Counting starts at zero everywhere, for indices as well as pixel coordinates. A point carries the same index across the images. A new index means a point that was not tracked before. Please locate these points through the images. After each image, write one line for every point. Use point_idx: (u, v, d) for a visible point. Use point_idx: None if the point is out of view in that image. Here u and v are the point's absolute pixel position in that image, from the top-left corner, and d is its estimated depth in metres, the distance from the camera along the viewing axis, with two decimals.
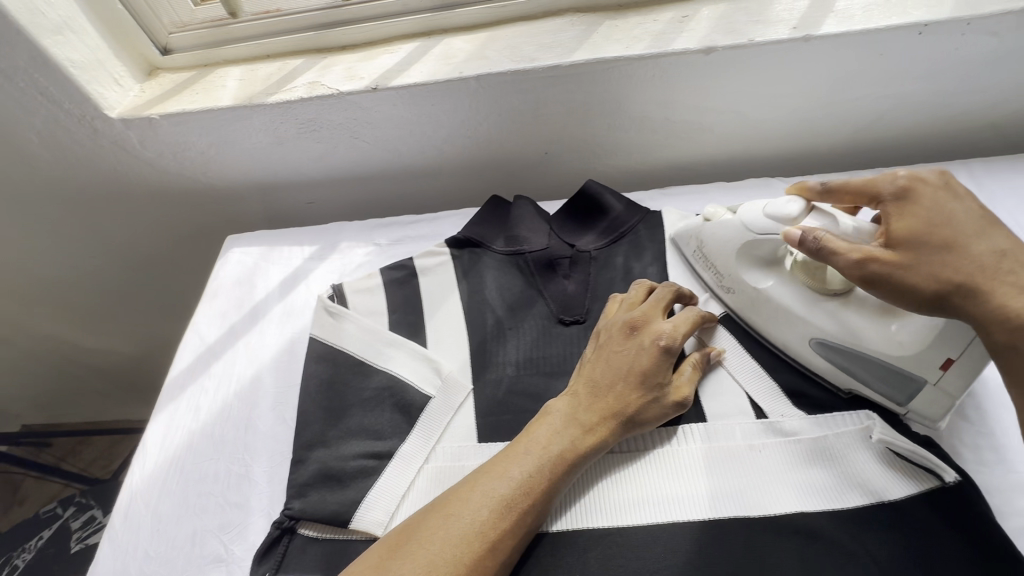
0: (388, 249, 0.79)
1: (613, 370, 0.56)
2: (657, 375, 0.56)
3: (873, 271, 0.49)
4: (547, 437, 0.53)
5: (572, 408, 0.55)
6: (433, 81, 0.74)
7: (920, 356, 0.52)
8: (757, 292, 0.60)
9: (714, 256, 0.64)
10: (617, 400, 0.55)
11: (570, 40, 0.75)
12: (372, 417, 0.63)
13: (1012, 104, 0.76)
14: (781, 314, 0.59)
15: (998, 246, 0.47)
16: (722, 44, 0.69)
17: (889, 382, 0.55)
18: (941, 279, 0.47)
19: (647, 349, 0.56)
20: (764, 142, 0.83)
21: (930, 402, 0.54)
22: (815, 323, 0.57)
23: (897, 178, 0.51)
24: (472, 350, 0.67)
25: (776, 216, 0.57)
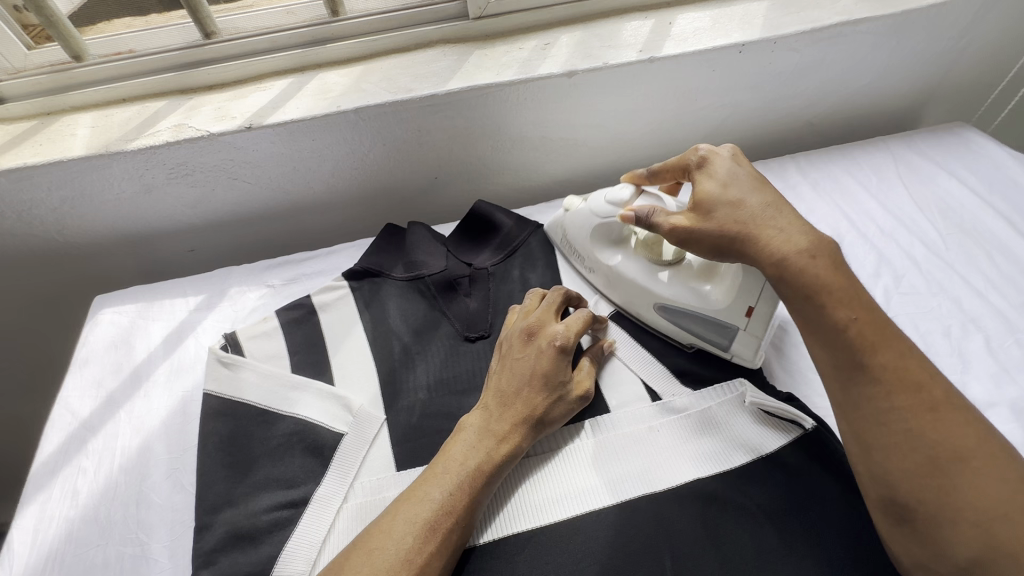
0: (283, 290, 0.77)
1: (517, 377, 0.59)
2: (558, 374, 0.59)
3: (680, 233, 0.58)
4: (463, 453, 0.55)
5: (484, 420, 0.57)
6: (311, 116, 0.74)
7: (730, 306, 0.63)
8: (610, 268, 0.71)
9: (574, 237, 0.74)
10: (525, 404, 0.57)
11: (443, 70, 0.78)
12: (282, 466, 0.60)
13: (819, 106, 0.92)
14: (628, 284, 0.69)
15: (763, 200, 0.55)
16: (581, 68, 0.76)
17: (715, 331, 0.65)
18: (724, 225, 0.55)
19: (546, 351, 0.60)
20: (632, 153, 0.91)
21: (742, 346, 0.64)
22: (653, 291, 0.67)
23: (698, 152, 0.62)
24: (381, 380, 0.66)
25: (614, 202, 0.68)
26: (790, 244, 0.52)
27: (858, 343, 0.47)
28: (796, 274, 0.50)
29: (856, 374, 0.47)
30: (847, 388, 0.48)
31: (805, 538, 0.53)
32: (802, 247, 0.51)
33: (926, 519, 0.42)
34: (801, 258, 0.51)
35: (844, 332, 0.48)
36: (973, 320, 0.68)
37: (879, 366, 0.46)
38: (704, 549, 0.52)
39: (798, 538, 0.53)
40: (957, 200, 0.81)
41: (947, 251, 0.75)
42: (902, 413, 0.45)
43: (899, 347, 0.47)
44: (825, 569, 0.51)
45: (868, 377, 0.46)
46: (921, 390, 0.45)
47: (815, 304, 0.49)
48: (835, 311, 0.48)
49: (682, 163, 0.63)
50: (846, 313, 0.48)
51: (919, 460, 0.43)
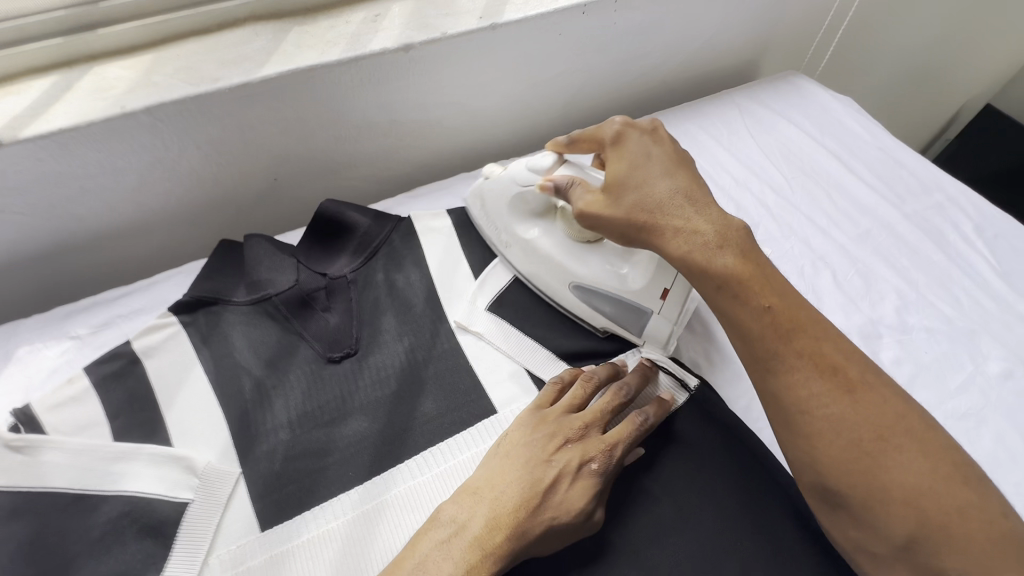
0: (94, 339, 0.63)
1: (526, 480, 0.49)
2: (575, 500, 0.48)
3: (589, 217, 0.56)
4: (433, 562, 0.44)
5: (470, 521, 0.47)
6: (88, 121, 0.59)
7: (645, 288, 0.61)
8: (529, 243, 0.66)
9: (492, 206, 0.68)
10: (526, 517, 0.47)
11: (255, 52, 0.66)
12: (111, 559, 0.49)
13: (668, 65, 0.93)
14: (539, 259, 0.66)
15: (674, 186, 0.55)
16: (418, 41, 0.69)
17: (626, 314, 0.63)
18: (631, 214, 0.54)
19: (576, 471, 0.49)
20: (493, 128, 0.86)
21: (653, 331, 0.62)
22: (569, 270, 0.63)
23: (614, 125, 0.60)
24: (232, 426, 0.56)
25: (536, 170, 0.62)
26: (695, 232, 0.53)
27: (772, 334, 0.49)
28: (704, 265, 0.52)
29: (769, 363, 0.49)
30: (764, 378, 0.50)
31: (701, 504, 0.53)
32: (708, 235, 0.52)
33: (859, 505, 0.45)
34: (707, 250, 0.52)
35: (757, 321, 0.50)
36: (821, 258, 0.73)
37: (791, 352, 0.49)
38: (608, 540, 0.51)
39: (694, 507, 0.53)
40: (796, 145, 0.86)
41: (793, 194, 0.80)
42: (821, 397, 0.47)
43: (813, 332, 0.50)
44: (719, 527, 0.52)
45: (779, 366, 0.49)
46: (836, 376, 0.48)
47: (727, 293, 0.51)
48: (746, 303, 0.50)
49: (597, 137, 0.61)
50: (761, 300, 0.50)
51: (848, 444, 0.45)
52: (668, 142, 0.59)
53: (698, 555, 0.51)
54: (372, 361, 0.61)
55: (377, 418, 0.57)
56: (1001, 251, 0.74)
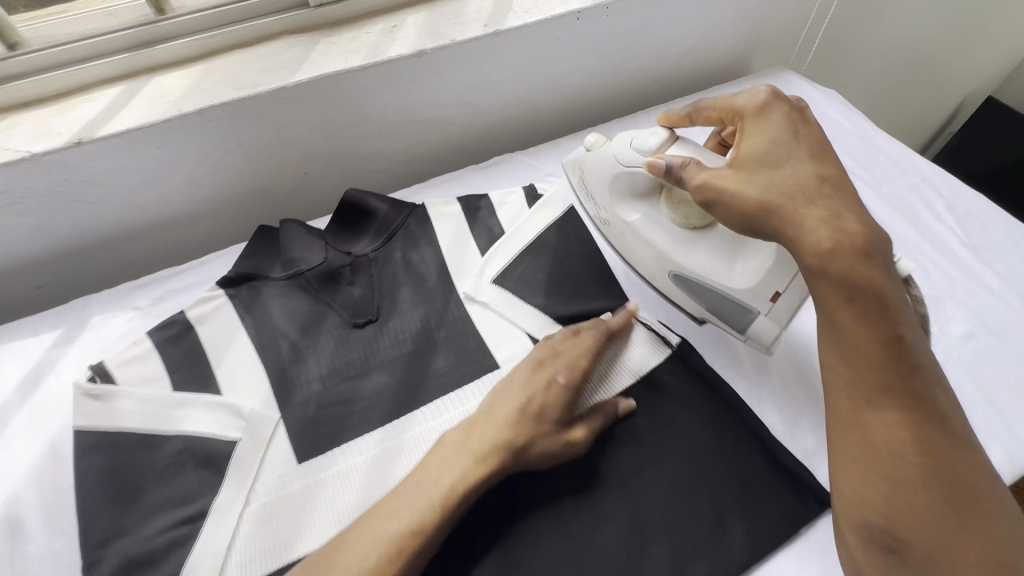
0: (154, 309, 0.72)
1: (509, 400, 0.58)
2: (547, 409, 0.57)
3: (708, 193, 0.58)
4: (436, 471, 0.54)
5: (467, 438, 0.56)
6: (151, 122, 0.70)
7: (754, 288, 0.63)
8: (629, 227, 0.72)
9: (599, 187, 0.73)
10: (509, 430, 0.56)
11: (289, 62, 0.76)
12: (174, 485, 0.58)
13: (661, 64, 1.00)
14: (644, 244, 0.71)
15: (817, 172, 0.55)
16: (430, 47, 0.78)
17: (734, 308, 0.66)
18: (765, 195, 0.54)
19: (548, 384, 0.59)
20: (499, 125, 0.95)
21: (761, 328, 0.65)
22: (673, 259, 0.68)
23: (756, 97, 0.61)
24: (272, 380, 0.65)
25: (642, 147, 0.67)
26: (841, 228, 0.52)
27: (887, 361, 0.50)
28: (843, 274, 0.51)
29: (875, 395, 0.50)
30: (861, 409, 0.50)
31: (679, 444, 0.60)
32: (851, 231, 0.52)
33: (917, 561, 0.46)
34: (851, 261, 0.51)
35: (875, 351, 0.50)
36: None
37: (905, 394, 0.49)
38: (596, 474, 0.58)
39: (673, 446, 0.60)
40: None
41: None
42: (920, 446, 0.48)
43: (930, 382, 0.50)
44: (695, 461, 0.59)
45: (885, 401, 0.49)
46: (931, 427, 0.49)
47: (849, 303, 0.51)
48: (872, 323, 0.51)
49: (732, 109, 0.63)
50: (887, 328, 0.50)
51: (928, 503, 0.47)
52: (813, 125, 0.60)
53: (675, 484, 0.58)
54: (391, 326, 0.70)
55: (396, 373, 0.66)
56: (969, 225, 0.80)
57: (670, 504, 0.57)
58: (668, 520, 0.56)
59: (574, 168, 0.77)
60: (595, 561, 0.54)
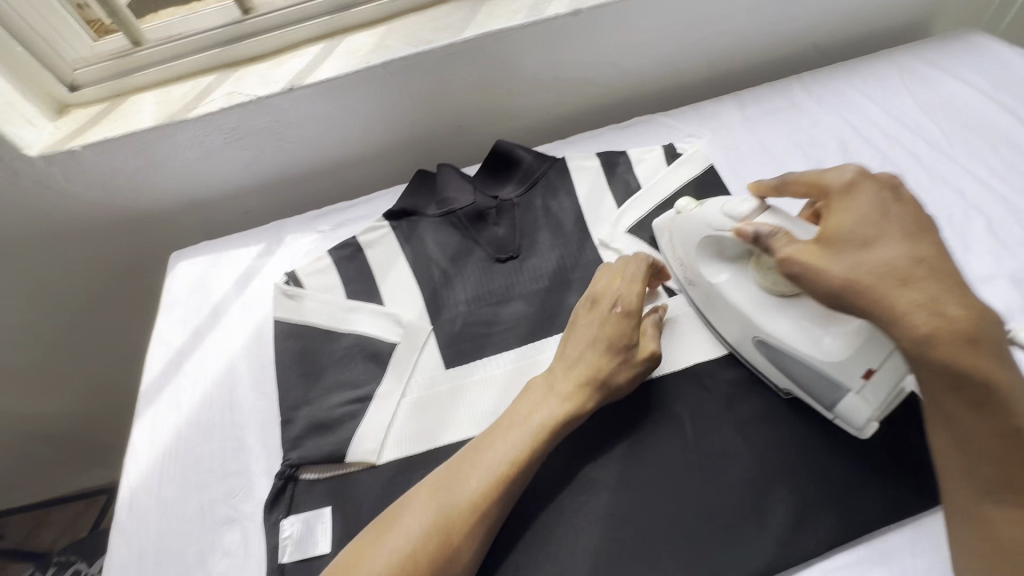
0: (332, 233, 0.86)
1: (580, 341, 0.62)
2: (619, 339, 0.61)
3: (794, 269, 0.51)
4: (529, 410, 0.58)
5: (552, 382, 0.60)
6: (345, 73, 0.82)
7: (842, 362, 0.53)
8: (716, 290, 0.62)
9: (683, 246, 0.65)
10: (590, 367, 0.60)
11: (458, 22, 0.85)
12: (347, 371, 0.69)
13: (822, 25, 0.95)
14: (726, 309, 0.62)
15: (917, 253, 0.47)
16: (586, 6, 0.82)
17: (820, 384, 0.56)
18: (851, 273, 0.48)
19: (608, 316, 0.63)
20: (641, 87, 0.96)
21: (850, 411, 0.54)
22: (757, 323, 0.58)
23: (845, 173, 0.54)
24: (426, 298, 0.75)
25: (732, 214, 0.59)
26: (942, 314, 0.44)
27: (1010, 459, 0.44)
28: (941, 359, 0.44)
29: (997, 489, 0.45)
30: (979, 500, 0.46)
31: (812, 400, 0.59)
32: (957, 321, 0.44)
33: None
34: (954, 342, 0.44)
35: (996, 442, 0.44)
36: (976, 207, 0.72)
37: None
38: (722, 415, 0.60)
39: (805, 401, 0.60)
40: (961, 100, 0.84)
41: (950, 147, 0.79)
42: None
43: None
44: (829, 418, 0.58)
45: (1009, 496, 0.45)
46: None
47: (964, 398, 0.44)
48: (991, 414, 0.44)
49: (818, 184, 0.56)
50: (1002, 421, 0.44)
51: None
52: (911, 203, 0.51)
53: (804, 438, 0.58)
54: (529, 263, 0.76)
55: (533, 304, 0.72)
56: None
57: (797, 453, 0.57)
58: (794, 468, 0.56)
59: (664, 227, 0.69)
60: (714, 493, 0.56)
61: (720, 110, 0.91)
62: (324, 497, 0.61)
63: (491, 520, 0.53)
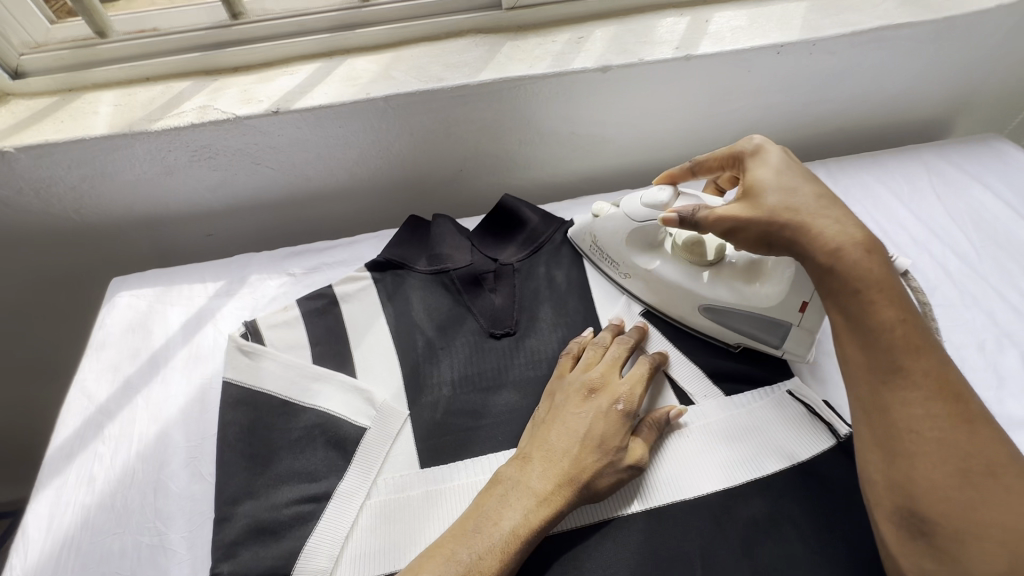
0: (304, 279, 0.75)
1: (568, 434, 0.55)
2: (612, 439, 0.55)
3: (728, 224, 0.55)
4: (499, 511, 0.50)
5: (525, 475, 0.53)
6: (340, 102, 0.72)
7: (783, 302, 0.61)
8: (651, 275, 0.67)
9: (602, 241, 0.70)
10: (573, 466, 0.53)
11: (474, 60, 0.76)
12: (303, 458, 0.58)
13: (850, 112, 0.91)
14: (658, 285, 0.67)
15: (818, 190, 0.53)
16: (616, 63, 0.75)
17: (763, 330, 0.63)
18: (777, 209, 0.52)
19: (607, 412, 0.56)
20: (659, 152, 0.89)
21: (794, 342, 0.63)
22: (699, 292, 0.64)
23: (752, 141, 0.59)
24: (404, 375, 0.65)
25: (653, 204, 0.64)
26: (847, 233, 0.50)
27: (900, 345, 0.47)
28: (852, 264, 0.49)
29: (891, 376, 0.47)
30: (877, 391, 0.47)
31: (841, 555, 0.52)
32: (857, 237, 0.50)
33: (946, 535, 0.42)
34: (856, 250, 0.49)
35: (887, 333, 0.47)
36: (1008, 335, 0.67)
37: (916, 370, 0.46)
38: (738, 561, 0.52)
39: (833, 556, 0.52)
40: (990, 212, 0.80)
41: (980, 264, 0.74)
42: (936, 421, 0.45)
43: (941, 359, 0.47)
44: None
45: (906, 380, 0.46)
46: (960, 408, 0.45)
47: (861, 299, 0.48)
48: (879, 310, 0.48)
49: (728, 156, 0.61)
50: (893, 314, 0.48)
51: (949, 474, 0.43)
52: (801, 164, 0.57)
53: None
54: (527, 343, 0.67)
55: (528, 395, 0.63)
56: None
57: None
58: None
59: (580, 221, 0.74)
60: None
61: None
62: None
63: None
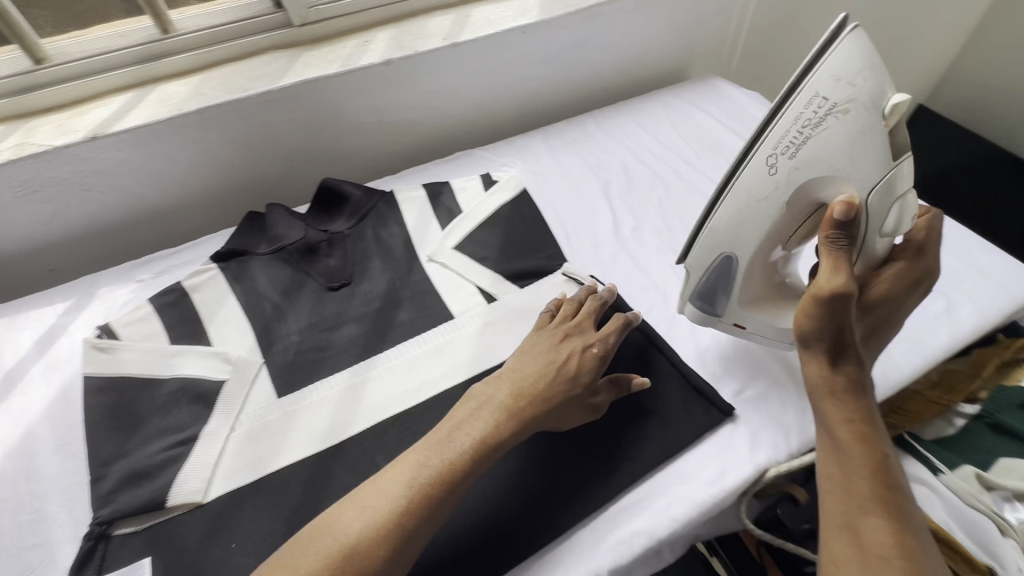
0: (154, 281, 0.83)
1: (541, 362, 0.63)
2: (588, 378, 0.63)
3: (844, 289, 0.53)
4: (469, 424, 0.58)
5: (495, 394, 0.61)
6: (155, 120, 0.82)
7: (747, 317, 0.67)
8: (779, 197, 0.57)
9: (819, 135, 0.54)
10: (544, 390, 0.61)
11: (275, 71, 0.89)
12: (171, 416, 0.67)
13: (603, 74, 1.15)
14: (764, 200, 0.58)
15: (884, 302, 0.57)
16: (396, 57, 0.91)
17: (721, 299, 0.66)
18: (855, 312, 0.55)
19: (584, 353, 0.65)
20: (460, 126, 1.07)
21: (707, 316, 0.69)
22: (746, 252, 0.61)
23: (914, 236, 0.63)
24: (256, 333, 0.75)
25: (886, 197, 0.56)
26: (860, 377, 0.56)
27: (877, 481, 0.51)
28: (850, 401, 0.54)
29: (868, 504, 0.50)
30: (854, 512, 0.50)
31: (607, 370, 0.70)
32: (856, 379, 0.55)
33: None
34: (851, 387, 0.55)
35: (858, 461, 0.52)
36: None
37: (887, 505, 0.50)
38: None
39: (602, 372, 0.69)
40: (706, 128, 1.06)
41: (702, 163, 0.99)
42: (886, 551, 0.47)
43: (900, 490, 0.51)
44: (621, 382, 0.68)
45: (877, 508, 0.50)
46: (905, 533, 0.49)
47: (855, 429, 0.53)
48: (869, 446, 0.52)
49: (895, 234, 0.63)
50: (876, 451, 0.52)
51: None
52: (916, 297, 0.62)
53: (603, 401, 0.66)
54: (361, 288, 0.80)
55: (366, 325, 0.76)
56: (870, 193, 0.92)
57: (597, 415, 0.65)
58: (595, 427, 0.65)
59: (861, 96, 0.53)
60: (524, 459, 0.62)
61: (528, 143, 1.04)
62: (141, 549, 0.57)
63: (395, 548, 0.49)
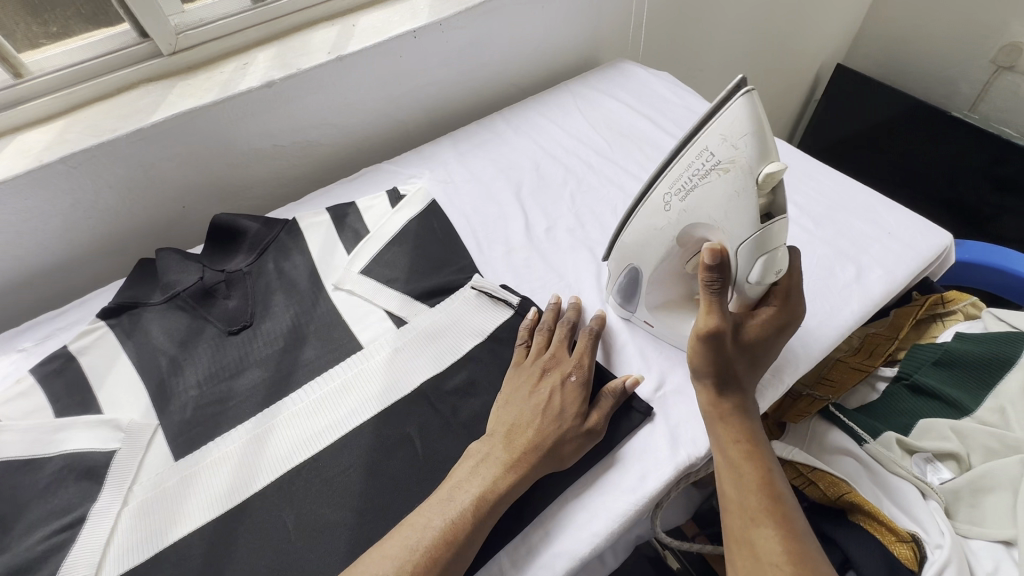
0: (36, 349, 0.76)
1: (526, 406, 0.61)
2: (572, 407, 0.61)
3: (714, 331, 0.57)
4: (469, 479, 0.56)
5: (494, 446, 0.58)
6: (13, 175, 0.75)
7: (656, 321, 0.70)
8: (664, 231, 0.61)
9: (703, 187, 0.56)
10: (535, 434, 0.58)
11: (147, 106, 0.83)
12: (56, 499, 0.61)
13: (509, 70, 1.11)
14: (659, 231, 0.62)
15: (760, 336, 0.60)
16: (278, 78, 0.86)
17: (633, 301, 0.70)
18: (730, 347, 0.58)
19: (563, 386, 0.63)
20: (365, 141, 1.03)
21: (622, 312, 0.73)
22: (645, 272, 0.66)
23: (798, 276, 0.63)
24: (150, 392, 0.70)
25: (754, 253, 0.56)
26: (743, 402, 0.59)
27: (763, 493, 0.54)
28: (736, 423, 0.58)
29: (761, 517, 0.53)
30: (748, 527, 0.53)
31: None
32: (741, 404, 0.59)
33: None
34: (734, 410, 0.59)
35: (746, 478, 0.55)
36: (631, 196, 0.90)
37: (777, 517, 0.52)
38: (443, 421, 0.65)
39: None
40: (616, 114, 1.04)
41: (612, 151, 0.97)
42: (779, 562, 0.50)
43: (786, 501, 0.55)
44: None
45: (767, 521, 0.52)
46: (794, 542, 0.51)
47: (740, 448, 0.56)
48: (753, 463, 0.56)
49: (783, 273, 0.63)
50: (760, 466, 0.56)
51: None
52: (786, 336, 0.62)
53: None
54: (264, 328, 0.76)
55: (269, 368, 0.72)
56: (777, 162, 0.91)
57: None
58: None
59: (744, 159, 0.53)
60: None
61: (436, 150, 1.00)
62: None
63: None
